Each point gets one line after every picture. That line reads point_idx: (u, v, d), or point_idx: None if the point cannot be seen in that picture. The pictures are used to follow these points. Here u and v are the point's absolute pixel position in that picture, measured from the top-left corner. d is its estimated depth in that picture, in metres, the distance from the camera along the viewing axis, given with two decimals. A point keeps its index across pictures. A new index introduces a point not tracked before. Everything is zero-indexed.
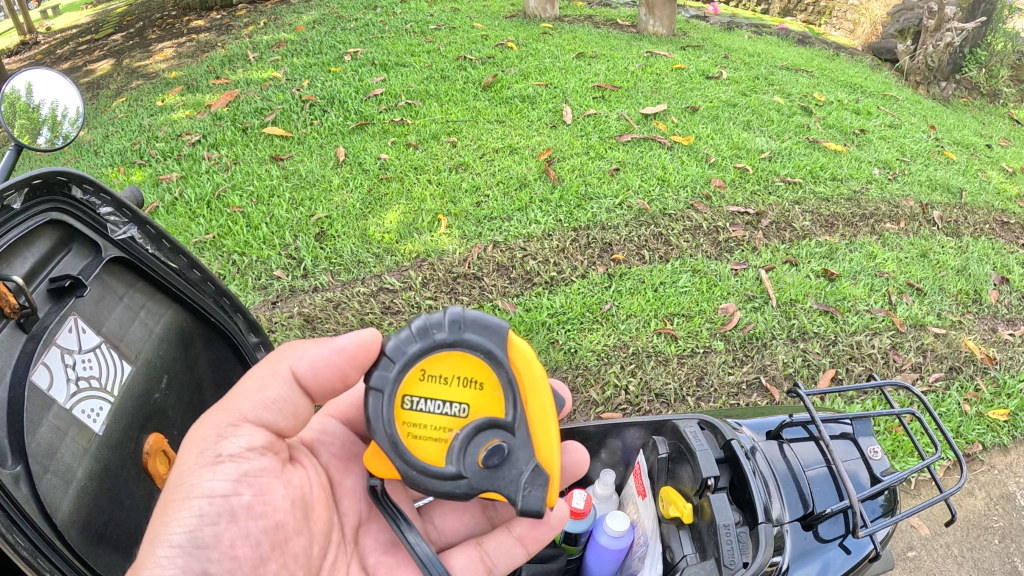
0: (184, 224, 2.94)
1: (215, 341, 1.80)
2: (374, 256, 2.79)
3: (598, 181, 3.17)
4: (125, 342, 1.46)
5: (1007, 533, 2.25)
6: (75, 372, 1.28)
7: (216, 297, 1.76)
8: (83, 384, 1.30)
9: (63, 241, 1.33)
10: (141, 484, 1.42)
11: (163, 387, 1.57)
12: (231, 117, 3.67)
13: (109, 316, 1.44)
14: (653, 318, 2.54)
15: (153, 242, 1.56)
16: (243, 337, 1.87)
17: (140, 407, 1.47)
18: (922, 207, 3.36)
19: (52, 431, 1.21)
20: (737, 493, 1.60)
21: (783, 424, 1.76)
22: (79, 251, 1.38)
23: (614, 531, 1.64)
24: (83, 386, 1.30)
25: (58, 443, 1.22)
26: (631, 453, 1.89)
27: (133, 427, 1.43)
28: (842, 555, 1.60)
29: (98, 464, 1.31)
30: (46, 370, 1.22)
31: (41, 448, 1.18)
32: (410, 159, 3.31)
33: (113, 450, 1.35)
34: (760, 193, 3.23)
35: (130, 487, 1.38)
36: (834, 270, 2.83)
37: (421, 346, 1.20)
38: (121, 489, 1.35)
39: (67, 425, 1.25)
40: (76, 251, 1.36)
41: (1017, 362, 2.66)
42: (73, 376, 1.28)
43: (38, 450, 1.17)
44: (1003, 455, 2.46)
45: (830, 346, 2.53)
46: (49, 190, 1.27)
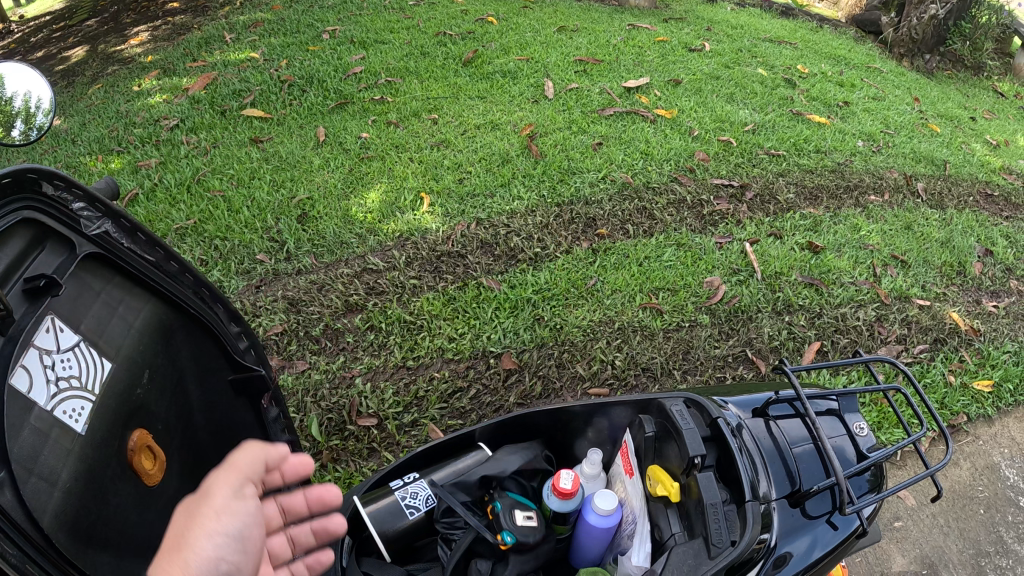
0: (164, 211, 2.94)
1: (195, 331, 1.52)
2: (357, 236, 2.75)
3: (581, 156, 3.14)
4: (105, 339, 1.26)
5: (991, 503, 2.38)
6: (55, 372, 1.11)
7: (194, 286, 1.52)
8: (64, 384, 1.13)
9: (35, 238, 1.15)
10: (127, 480, 1.23)
11: (145, 381, 1.34)
12: (208, 100, 3.57)
13: (87, 312, 1.24)
14: (639, 293, 2.51)
15: (128, 235, 1.37)
16: (224, 327, 1.57)
17: (121, 404, 1.25)
18: (907, 178, 3.36)
19: (35, 434, 1.04)
20: (723, 472, 1.60)
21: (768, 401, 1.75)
22: (54, 248, 1.19)
23: (602, 510, 1.62)
24: (64, 386, 1.12)
25: (40, 445, 1.05)
26: (618, 432, 1.86)
27: (116, 425, 1.22)
28: (829, 531, 1.60)
29: (86, 464, 1.13)
30: (25, 372, 1.04)
31: (22, 452, 1.01)
32: (391, 137, 3.26)
33: (97, 449, 1.16)
34: (744, 166, 3.22)
35: (117, 485, 1.20)
36: (819, 243, 2.81)
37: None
38: (108, 487, 1.17)
39: (49, 426, 1.07)
40: (51, 248, 1.18)
41: (1000, 334, 2.70)
42: (52, 377, 1.10)
43: (20, 453, 1.00)
44: (988, 427, 2.61)
45: (815, 318, 2.50)
46: (18, 188, 1.12)
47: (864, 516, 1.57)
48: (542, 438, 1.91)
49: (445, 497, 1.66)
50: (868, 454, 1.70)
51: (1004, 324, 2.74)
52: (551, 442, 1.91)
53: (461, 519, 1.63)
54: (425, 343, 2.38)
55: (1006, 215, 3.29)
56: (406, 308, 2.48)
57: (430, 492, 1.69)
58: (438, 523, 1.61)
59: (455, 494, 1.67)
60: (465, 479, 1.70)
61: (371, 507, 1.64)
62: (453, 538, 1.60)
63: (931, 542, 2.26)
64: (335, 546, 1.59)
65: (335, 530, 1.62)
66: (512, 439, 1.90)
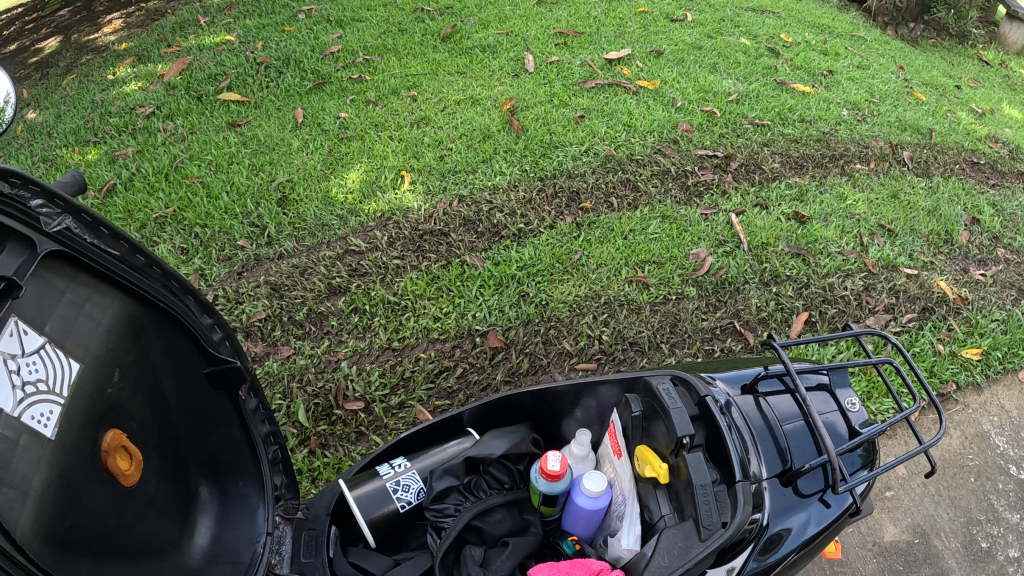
0: (143, 200, 2.88)
1: (164, 325, 1.29)
2: (339, 218, 2.71)
3: (562, 129, 3.10)
4: (72, 340, 1.08)
5: (981, 471, 2.40)
6: (21, 376, 0.96)
7: (162, 278, 1.26)
8: (30, 389, 0.98)
9: None
10: (102, 483, 1.10)
11: (115, 381, 1.17)
12: (184, 86, 3.49)
13: (51, 312, 1.05)
14: (624, 267, 2.48)
15: (91, 230, 1.11)
16: (196, 319, 1.33)
17: (92, 404, 1.10)
18: (892, 147, 3.34)
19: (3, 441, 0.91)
20: (713, 451, 1.56)
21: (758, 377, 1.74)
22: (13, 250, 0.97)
23: (591, 492, 1.59)
24: (30, 392, 0.98)
25: (9, 452, 0.92)
26: (605, 411, 1.82)
27: (88, 426, 1.08)
28: (821, 508, 1.59)
29: (57, 469, 1.00)
30: None
31: None
32: (370, 116, 3.20)
33: (70, 453, 1.03)
34: (728, 136, 3.19)
35: (94, 489, 1.08)
36: (805, 213, 2.79)
37: None
38: (83, 490, 1.05)
39: (19, 433, 0.94)
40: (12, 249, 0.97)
41: (988, 302, 2.71)
42: (18, 381, 0.96)
43: None
44: (977, 394, 2.60)
45: (803, 288, 2.48)
46: None
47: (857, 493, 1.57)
48: (530, 420, 1.87)
49: (433, 485, 1.63)
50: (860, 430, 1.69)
51: (991, 293, 2.74)
52: (539, 424, 1.89)
53: (450, 507, 1.62)
54: (410, 324, 2.34)
55: (992, 184, 3.29)
56: (389, 289, 2.44)
57: (421, 483, 1.68)
58: (427, 511, 1.61)
59: (442, 481, 1.64)
60: (451, 464, 1.66)
61: (356, 492, 1.63)
62: (443, 526, 1.58)
63: (922, 511, 2.30)
64: (322, 536, 1.59)
65: (324, 519, 1.62)
66: (498, 423, 1.87)
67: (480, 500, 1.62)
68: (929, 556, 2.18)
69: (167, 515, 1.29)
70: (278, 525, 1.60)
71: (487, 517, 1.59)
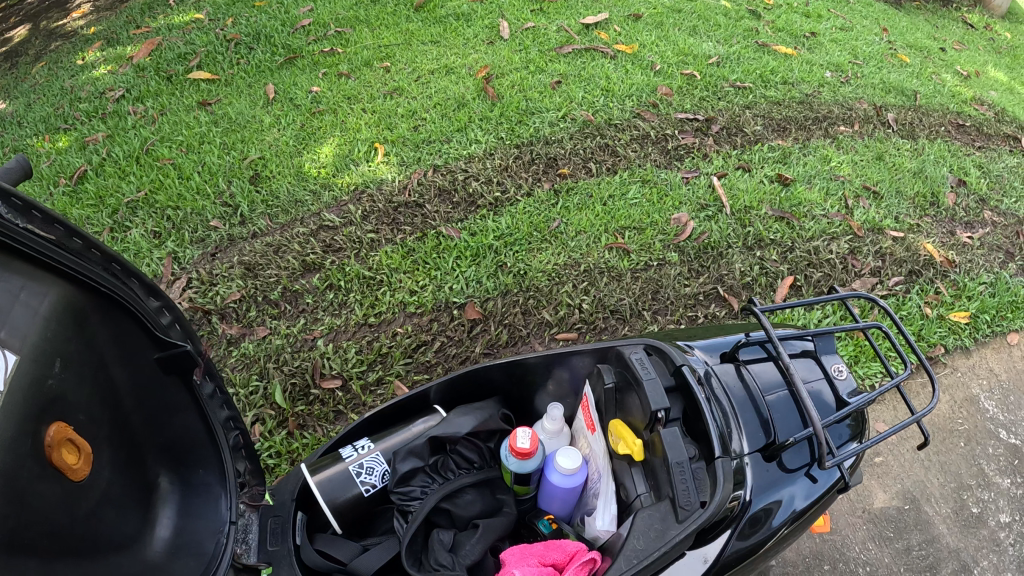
0: (114, 184, 2.80)
1: (108, 311, 1.19)
2: (312, 193, 2.65)
3: (539, 95, 3.04)
4: (7, 330, 0.98)
5: (971, 435, 2.38)
6: None
7: (102, 261, 1.16)
8: None
9: None
10: (46, 480, 1.02)
11: (56, 372, 1.07)
12: (153, 67, 3.39)
13: None
14: (604, 234, 2.43)
15: (21, 212, 1.00)
16: (141, 303, 1.23)
17: (31, 396, 1.01)
18: (877, 109, 3.29)
19: None
20: (690, 425, 1.54)
21: (738, 345, 1.69)
22: None
23: (565, 469, 1.56)
24: None
25: None
26: (578, 383, 1.80)
27: (26, 420, 0.99)
28: (807, 483, 1.54)
29: None
30: None
31: None
32: (343, 89, 3.12)
33: (7, 449, 0.94)
34: (709, 99, 3.13)
35: (37, 486, 1.00)
36: (789, 175, 2.74)
37: None
38: (24, 488, 0.97)
39: None
40: None
41: (975, 265, 2.68)
42: None
43: None
44: (966, 358, 2.55)
45: (787, 252, 2.44)
46: None
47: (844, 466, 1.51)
48: (499, 395, 1.84)
49: (398, 467, 1.62)
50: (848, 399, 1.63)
51: (978, 255, 2.72)
52: (510, 399, 1.85)
53: (416, 489, 1.61)
54: (385, 298, 2.28)
55: (978, 146, 3.25)
56: (364, 264, 2.39)
57: (386, 465, 1.67)
58: (392, 494, 1.60)
59: (407, 462, 1.62)
60: (415, 445, 1.65)
61: (317, 477, 1.61)
62: (410, 509, 1.59)
63: (912, 476, 2.27)
64: (288, 523, 1.56)
65: (290, 506, 1.59)
66: (466, 399, 1.83)
67: (448, 480, 1.63)
68: (920, 522, 2.17)
69: (124, 508, 1.22)
70: (245, 513, 1.51)
71: (456, 499, 1.59)
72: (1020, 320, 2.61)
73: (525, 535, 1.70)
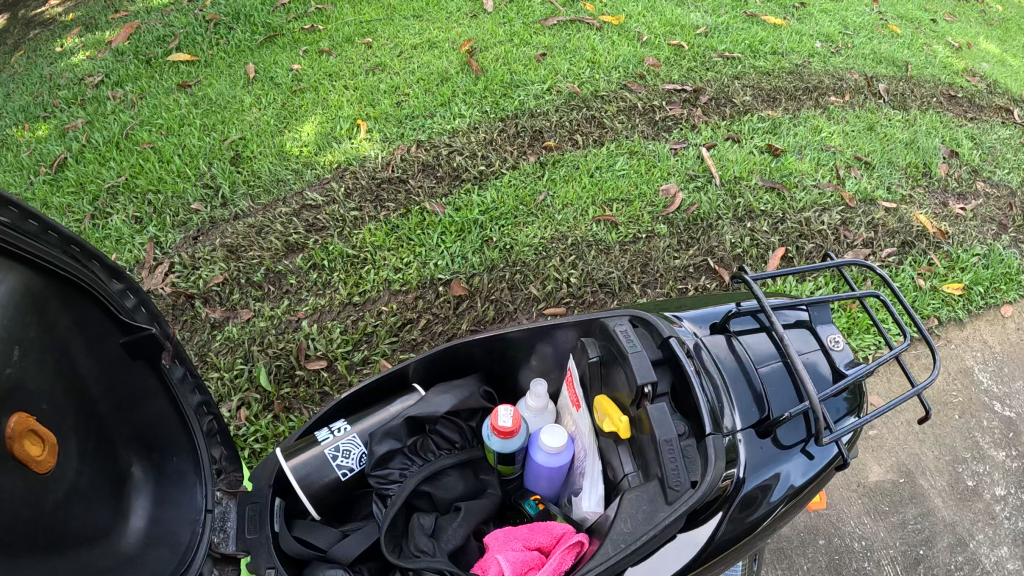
0: (94, 170, 2.73)
1: (68, 295, 1.12)
2: (294, 172, 2.61)
3: (524, 68, 3.00)
4: None
5: (966, 408, 2.35)
6: None
7: (59, 243, 1.09)
8: None
9: None
10: (6, 474, 0.97)
11: (15, 360, 1.01)
12: (132, 51, 3.32)
13: None
14: (591, 206, 2.44)
15: None
16: (103, 285, 1.17)
17: None
18: (868, 80, 3.26)
19: None
20: (681, 401, 1.51)
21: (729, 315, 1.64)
22: None
23: (550, 447, 1.55)
24: None
25: None
26: (563, 357, 1.75)
27: None
28: (803, 460, 1.47)
29: None
30: None
31: None
32: (324, 66, 3.07)
33: None
34: (697, 70, 3.10)
35: None
36: (778, 145, 2.72)
37: None
38: None
39: None
40: None
41: (968, 236, 2.66)
42: None
43: None
44: (960, 329, 2.51)
45: (778, 223, 2.43)
46: None
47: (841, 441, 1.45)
48: (480, 372, 1.79)
49: (374, 450, 1.58)
50: (845, 371, 1.56)
51: (971, 226, 2.70)
52: (491, 375, 1.81)
53: (395, 472, 1.57)
54: (370, 277, 2.27)
55: (970, 117, 3.23)
56: (347, 242, 2.37)
57: (363, 448, 1.61)
58: (371, 478, 1.58)
59: (384, 444, 1.59)
60: (391, 427, 1.61)
61: (292, 462, 1.56)
62: (389, 493, 1.56)
63: (906, 449, 2.25)
64: (267, 510, 1.51)
65: (267, 492, 1.54)
66: (446, 376, 1.79)
67: (428, 461, 1.59)
68: (916, 495, 2.15)
69: (92, 500, 1.18)
70: (221, 500, 1.47)
71: (437, 482, 1.57)
72: (1014, 291, 2.58)
73: (511, 516, 1.70)
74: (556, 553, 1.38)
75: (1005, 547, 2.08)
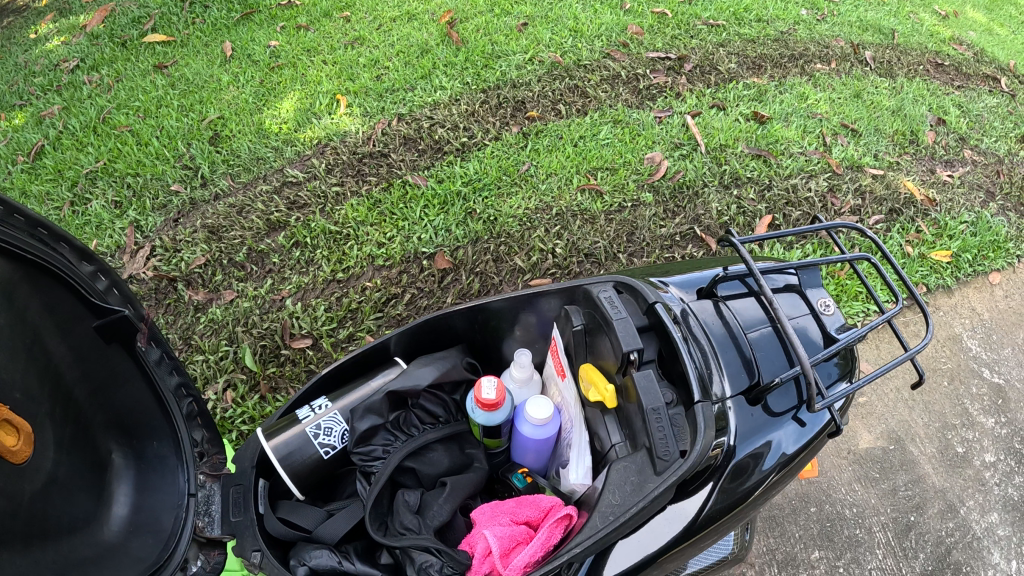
0: (72, 156, 2.66)
1: (35, 279, 1.06)
2: (274, 150, 2.58)
3: (505, 39, 2.97)
4: None
5: (955, 374, 2.35)
6: None
7: (25, 226, 1.02)
8: None
9: None
10: None
11: None
12: (107, 34, 3.24)
13: None
14: (575, 175, 2.45)
15: None
16: (72, 268, 1.10)
17: None
18: (854, 47, 3.23)
19: None
20: (667, 368, 1.44)
21: (716, 280, 1.57)
22: None
23: (535, 420, 1.53)
24: None
25: None
26: (547, 326, 1.71)
27: None
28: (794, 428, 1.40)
29: None
30: None
31: None
32: (302, 41, 3.02)
33: None
34: (681, 38, 3.08)
35: None
36: (764, 113, 2.73)
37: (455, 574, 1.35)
38: None
39: None
40: None
41: (956, 204, 2.65)
42: None
43: None
44: (948, 297, 2.50)
45: (765, 191, 2.45)
46: None
47: (833, 407, 1.39)
48: (463, 343, 1.76)
49: (356, 426, 1.55)
50: (836, 335, 1.49)
51: (959, 194, 2.69)
52: (475, 346, 1.78)
53: (378, 448, 1.55)
54: (353, 253, 2.25)
55: (957, 84, 3.21)
56: (329, 219, 2.35)
57: (345, 425, 1.58)
58: (353, 455, 1.55)
59: (366, 420, 1.56)
60: (372, 402, 1.57)
61: (274, 441, 1.53)
62: (372, 470, 1.54)
63: (896, 416, 2.25)
64: (251, 492, 1.47)
65: (250, 473, 1.51)
66: (428, 349, 1.76)
67: (412, 437, 1.58)
68: (906, 462, 2.15)
69: (73, 489, 1.16)
70: (204, 484, 1.45)
71: (422, 457, 1.56)
72: (1002, 259, 2.58)
73: (499, 490, 1.68)
74: (544, 528, 1.35)
75: (995, 513, 2.08)
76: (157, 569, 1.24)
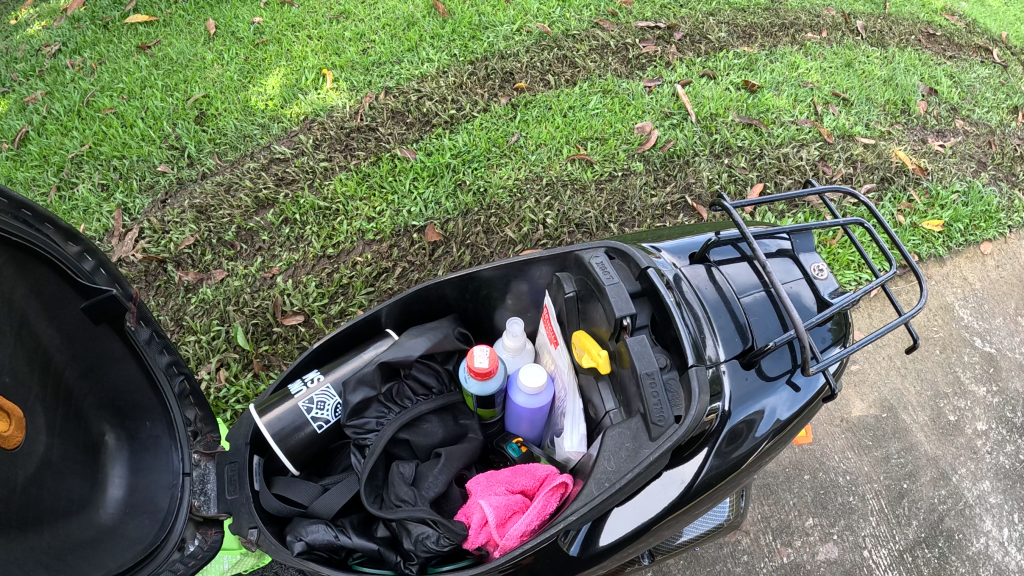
0: (57, 141, 2.62)
1: (21, 262, 1.01)
2: (260, 127, 2.55)
3: (492, 9, 2.94)
4: None
5: (947, 343, 2.35)
6: None
7: (7, 207, 0.96)
8: None
9: None
10: None
11: None
12: (89, 16, 3.18)
13: None
14: (565, 146, 2.45)
15: None
16: (59, 250, 1.05)
17: None
18: (844, 17, 3.22)
19: None
20: (661, 332, 1.42)
21: (708, 245, 1.53)
22: None
23: (529, 389, 1.51)
24: None
25: None
26: (539, 294, 1.71)
27: None
28: (788, 392, 1.39)
29: None
30: None
31: None
32: (286, 17, 2.98)
33: None
34: (671, 7, 3.05)
35: None
36: (755, 82, 2.72)
37: (452, 544, 1.35)
38: None
39: None
40: None
41: (948, 173, 2.65)
42: None
43: None
44: (940, 266, 2.50)
45: (757, 159, 2.47)
46: None
47: (828, 371, 1.37)
48: (454, 313, 1.75)
49: (348, 398, 1.54)
50: (829, 299, 1.46)
51: (951, 163, 2.69)
52: (466, 316, 1.78)
53: (372, 420, 1.53)
54: (343, 228, 2.24)
55: (949, 54, 3.20)
56: (319, 194, 2.33)
57: (338, 398, 1.57)
58: (347, 428, 1.54)
59: (358, 393, 1.54)
60: (364, 374, 1.55)
61: (266, 416, 1.51)
62: (366, 443, 1.52)
63: (889, 384, 2.25)
64: (246, 469, 1.45)
65: (245, 450, 1.48)
66: (419, 320, 1.75)
67: (405, 408, 1.55)
68: (898, 430, 2.16)
69: (66, 472, 1.14)
70: (199, 463, 1.42)
71: (416, 428, 1.54)
72: (993, 229, 2.57)
73: (494, 461, 1.68)
74: (539, 497, 1.34)
75: (986, 481, 2.10)
76: (153, 550, 1.23)
